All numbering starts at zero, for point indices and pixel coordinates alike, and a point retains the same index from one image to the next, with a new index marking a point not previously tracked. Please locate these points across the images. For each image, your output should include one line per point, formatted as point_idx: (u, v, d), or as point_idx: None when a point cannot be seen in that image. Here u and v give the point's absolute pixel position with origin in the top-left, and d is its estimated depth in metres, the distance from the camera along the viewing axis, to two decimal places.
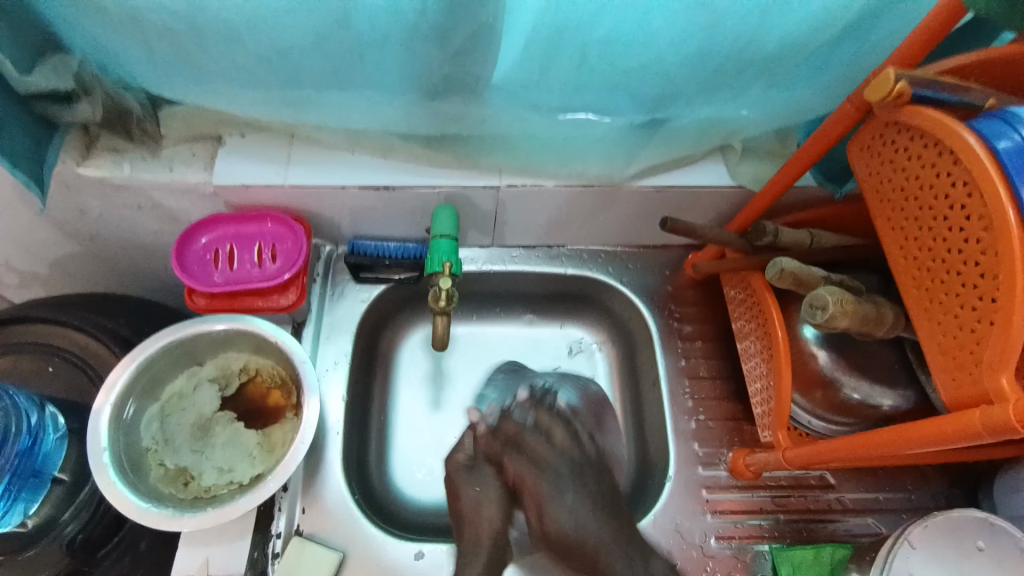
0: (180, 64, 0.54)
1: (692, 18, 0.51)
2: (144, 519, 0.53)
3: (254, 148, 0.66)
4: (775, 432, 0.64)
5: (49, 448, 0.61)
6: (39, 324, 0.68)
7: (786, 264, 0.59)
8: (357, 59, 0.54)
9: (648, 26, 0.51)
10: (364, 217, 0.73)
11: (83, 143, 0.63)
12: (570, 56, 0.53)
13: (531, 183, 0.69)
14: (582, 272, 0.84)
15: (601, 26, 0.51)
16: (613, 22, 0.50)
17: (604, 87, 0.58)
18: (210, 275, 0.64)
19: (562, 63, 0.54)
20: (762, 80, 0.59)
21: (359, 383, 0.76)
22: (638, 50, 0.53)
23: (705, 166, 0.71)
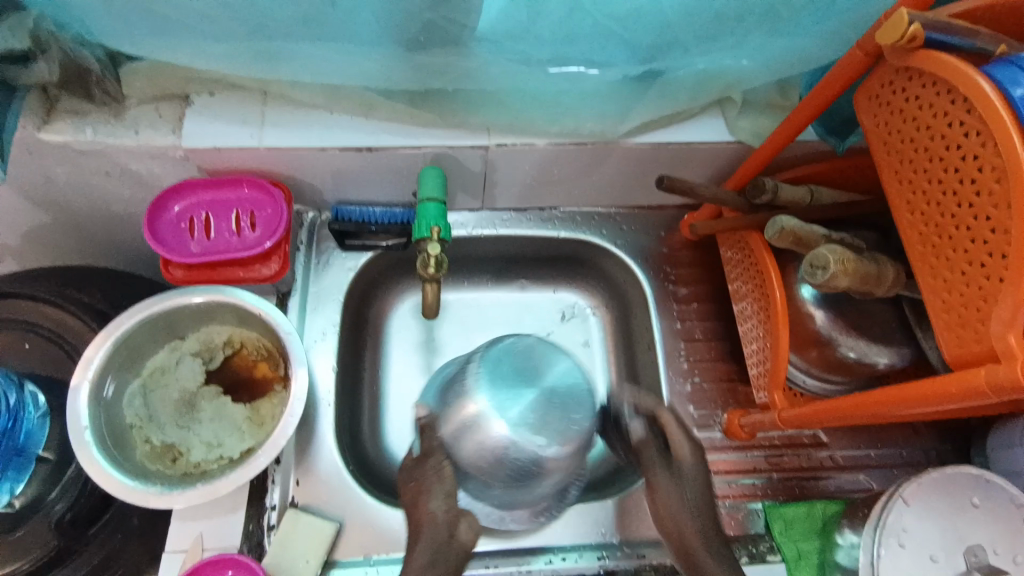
0: (146, 17, 0.50)
1: None
2: (130, 497, 0.51)
3: (225, 108, 0.62)
4: (771, 393, 0.63)
5: (31, 426, 0.60)
6: (10, 300, 0.65)
7: (786, 222, 0.57)
8: (330, 5, 0.50)
9: None
10: (345, 180, 0.69)
11: (42, 106, 0.59)
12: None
13: (520, 142, 0.65)
14: (575, 235, 0.82)
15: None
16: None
17: (598, 32, 0.55)
18: (186, 245, 0.61)
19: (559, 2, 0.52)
20: (765, 22, 0.56)
21: (349, 352, 0.74)
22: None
23: (702, 120, 0.68)
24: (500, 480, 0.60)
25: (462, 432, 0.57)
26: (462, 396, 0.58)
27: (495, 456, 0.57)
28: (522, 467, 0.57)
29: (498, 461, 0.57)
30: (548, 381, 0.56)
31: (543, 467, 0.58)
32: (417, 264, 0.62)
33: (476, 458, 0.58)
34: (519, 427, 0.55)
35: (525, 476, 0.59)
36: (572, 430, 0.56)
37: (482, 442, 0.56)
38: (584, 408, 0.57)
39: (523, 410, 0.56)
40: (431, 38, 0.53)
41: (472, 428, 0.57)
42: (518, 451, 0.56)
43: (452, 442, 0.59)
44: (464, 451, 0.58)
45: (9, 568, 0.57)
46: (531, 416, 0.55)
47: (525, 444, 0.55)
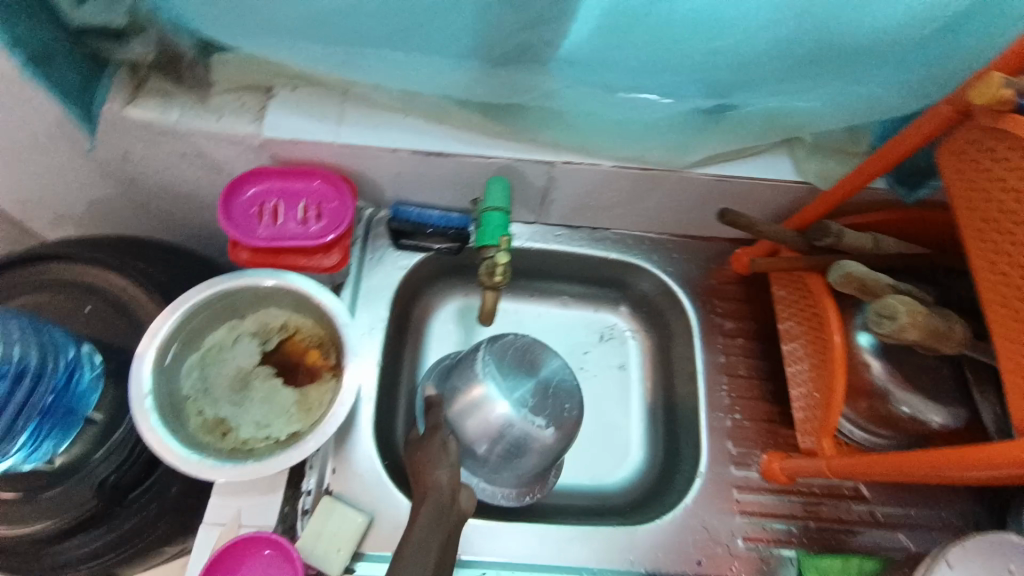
0: (241, 15, 0.52)
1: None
2: (186, 467, 0.54)
3: (305, 103, 0.64)
4: (819, 439, 0.63)
5: (84, 387, 0.61)
6: (76, 265, 0.67)
7: (852, 267, 0.58)
8: (430, 17, 0.51)
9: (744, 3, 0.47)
10: (407, 182, 0.70)
11: (131, 84, 0.61)
12: (655, 29, 0.50)
13: (586, 163, 0.65)
14: (624, 258, 0.82)
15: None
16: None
17: (685, 65, 0.54)
18: (253, 229, 0.63)
19: (653, 36, 0.51)
20: (848, 72, 0.55)
21: (392, 350, 0.75)
22: (732, 30, 0.50)
23: (769, 157, 0.68)
24: (494, 456, 0.67)
25: (470, 412, 0.65)
26: (471, 379, 0.67)
27: (495, 431, 0.65)
28: (515, 443, 0.66)
29: (496, 436, 0.65)
30: (544, 373, 0.67)
31: (534, 447, 0.66)
32: (480, 272, 0.64)
33: (480, 432, 0.65)
34: (519, 407, 0.65)
35: (514, 454, 0.66)
36: (563, 416, 0.67)
37: (486, 418, 0.65)
38: (573, 399, 0.68)
39: (524, 393, 0.65)
40: (521, 55, 0.54)
41: (478, 405, 0.65)
42: (514, 429, 0.65)
43: (459, 416, 0.66)
44: (469, 427, 0.66)
45: (44, 526, 0.58)
46: (530, 399, 0.65)
47: (522, 423, 0.64)
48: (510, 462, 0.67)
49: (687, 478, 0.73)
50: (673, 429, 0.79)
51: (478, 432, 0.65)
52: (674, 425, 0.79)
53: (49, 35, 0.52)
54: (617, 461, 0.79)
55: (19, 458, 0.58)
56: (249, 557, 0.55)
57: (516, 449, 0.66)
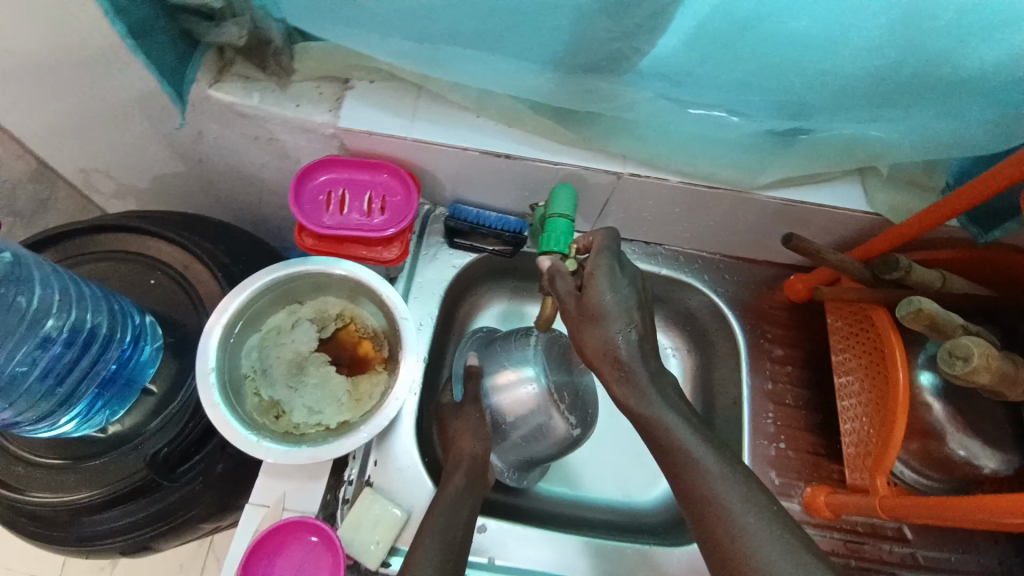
0: (341, 4, 0.53)
1: (896, 28, 0.46)
2: (241, 445, 0.54)
3: (380, 97, 0.65)
4: (873, 477, 0.61)
5: (143, 359, 0.62)
6: (142, 236, 0.69)
7: (924, 303, 0.55)
8: (527, 23, 0.51)
9: (854, 27, 0.46)
10: (469, 182, 0.71)
11: (217, 66, 0.62)
12: (756, 45, 0.49)
13: (653, 176, 0.65)
14: (674, 275, 0.81)
15: (804, 18, 0.46)
16: (819, 14, 0.45)
17: (776, 87, 0.53)
18: (320, 217, 0.64)
19: (754, 54, 0.50)
20: (935, 107, 0.54)
21: (437, 346, 0.76)
22: (833, 55, 0.49)
23: (840, 184, 0.67)
24: (513, 438, 0.70)
25: (511, 391, 0.70)
26: (516, 361, 0.71)
27: (527, 415, 0.70)
28: (537, 430, 0.70)
29: (522, 418, 0.70)
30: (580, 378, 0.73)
31: (556, 439, 0.70)
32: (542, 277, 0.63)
33: (510, 411, 0.70)
34: (555, 400, 0.70)
35: (534, 439, 0.70)
36: (585, 422, 0.72)
37: (524, 402, 0.70)
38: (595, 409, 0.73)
39: (561, 388, 0.71)
40: (609, 66, 0.54)
41: (513, 387, 0.70)
42: (538, 414, 0.70)
43: (494, 392, 0.70)
44: (501, 405, 0.70)
45: (87, 493, 0.59)
46: (564, 398, 0.71)
47: (556, 415, 0.70)
48: (524, 446, 0.70)
49: None
50: None
51: (508, 411, 0.70)
52: None
53: (147, 10, 0.54)
54: (652, 478, 0.78)
55: (73, 424, 0.58)
56: (295, 541, 0.56)
57: (535, 434, 0.70)
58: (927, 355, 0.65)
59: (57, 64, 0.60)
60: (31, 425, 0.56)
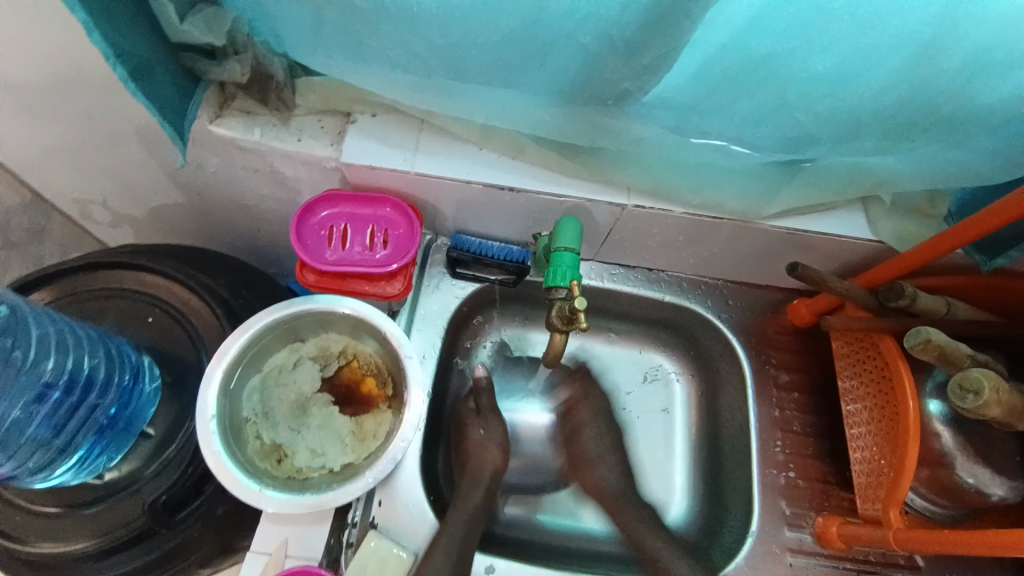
0: (350, 41, 0.53)
1: (906, 73, 0.46)
2: (243, 494, 0.54)
3: (382, 129, 0.64)
4: (885, 508, 0.60)
5: (142, 400, 0.60)
6: (137, 272, 0.67)
7: (933, 334, 0.55)
8: (538, 62, 0.52)
9: (864, 72, 0.46)
10: (472, 213, 0.70)
11: (218, 100, 0.62)
12: (771, 83, 0.49)
13: (659, 209, 0.65)
14: (679, 301, 0.80)
15: (816, 62, 0.46)
16: (835, 58, 0.45)
17: (787, 122, 0.53)
18: (322, 252, 0.63)
19: (765, 94, 0.50)
20: (941, 142, 0.54)
21: (441, 378, 0.75)
22: (841, 94, 0.49)
23: (843, 213, 0.66)
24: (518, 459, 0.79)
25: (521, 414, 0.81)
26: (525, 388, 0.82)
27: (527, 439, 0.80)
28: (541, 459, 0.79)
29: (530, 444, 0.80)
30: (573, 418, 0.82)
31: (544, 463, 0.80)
32: (551, 315, 0.63)
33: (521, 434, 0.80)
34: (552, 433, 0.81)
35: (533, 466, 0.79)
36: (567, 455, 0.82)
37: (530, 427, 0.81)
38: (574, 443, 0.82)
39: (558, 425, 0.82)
40: (618, 102, 0.55)
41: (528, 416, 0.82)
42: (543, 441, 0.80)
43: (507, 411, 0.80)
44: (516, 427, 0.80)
45: (81, 542, 0.57)
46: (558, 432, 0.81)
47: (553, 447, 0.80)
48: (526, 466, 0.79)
49: (737, 536, 0.71)
50: (718, 483, 0.77)
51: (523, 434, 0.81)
52: (719, 480, 0.77)
53: (151, 49, 0.51)
54: (660, 508, 0.77)
55: (72, 474, 0.56)
56: None
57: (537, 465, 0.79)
58: (935, 383, 0.65)
59: (56, 98, 0.59)
60: (28, 477, 0.54)
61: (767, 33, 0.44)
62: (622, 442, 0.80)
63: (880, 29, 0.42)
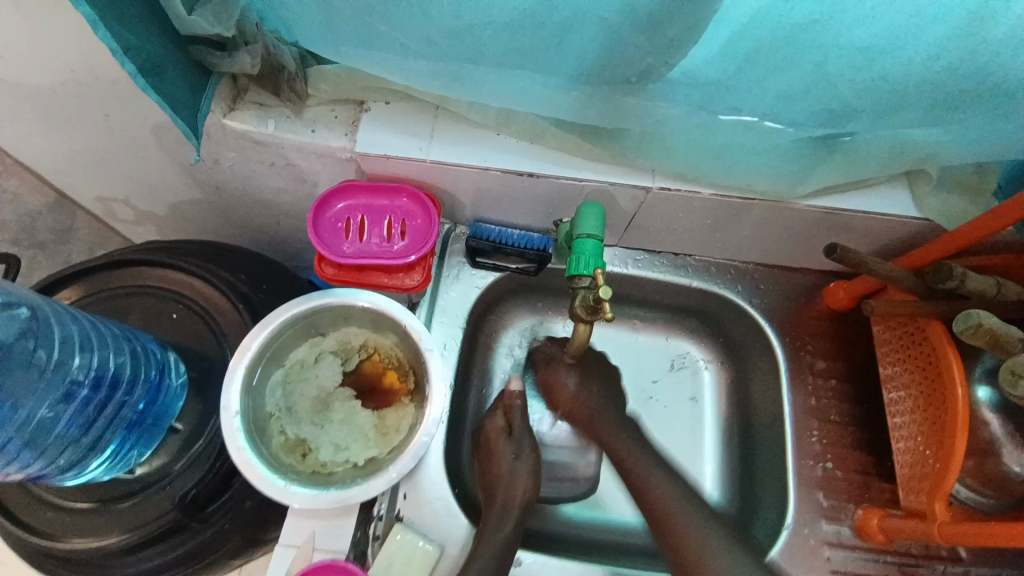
0: (360, 27, 0.51)
1: (958, 40, 0.42)
2: (268, 490, 0.54)
3: (397, 118, 0.62)
4: (929, 500, 0.58)
5: (168, 397, 0.61)
6: (159, 269, 0.67)
7: (985, 318, 0.52)
8: (556, 42, 0.50)
9: (909, 41, 0.43)
10: (490, 201, 0.68)
11: (231, 94, 0.61)
12: (806, 54, 0.45)
13: (684, 191, 0.62)
14: (706, 286, 0.78)
15: (857, 31, 0.43)
16: (878, 26, 0.42)
17: (825, 96, 0.50)
18: (339, 245, 0.62)
19: (799, 67, 0.47)
20: (995, 114, 0.50)
21: (463, 369, 0.74)
22: (883, 64, 0.45)
23: (883, 191, 0.63)
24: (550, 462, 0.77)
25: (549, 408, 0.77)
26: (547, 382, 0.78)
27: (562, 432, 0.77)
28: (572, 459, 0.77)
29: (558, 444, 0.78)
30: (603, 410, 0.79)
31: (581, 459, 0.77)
32: (574, 305, 0.60)
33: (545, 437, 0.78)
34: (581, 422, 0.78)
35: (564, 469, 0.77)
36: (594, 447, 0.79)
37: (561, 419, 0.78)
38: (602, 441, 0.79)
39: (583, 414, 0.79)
40: (641, 81, 0.52)
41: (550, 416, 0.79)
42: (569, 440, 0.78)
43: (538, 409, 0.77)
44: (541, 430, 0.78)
45: (115, 537, 0.58)
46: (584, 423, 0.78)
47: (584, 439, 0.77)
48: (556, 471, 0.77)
49: (771, 528, 0.69)
50: (751, 474, 0.74)
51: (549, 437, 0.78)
52: (752, 471, 0.75)
53: (162, 45, 0.51)
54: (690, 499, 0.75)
55: (103, 468, 0.57)
56: None
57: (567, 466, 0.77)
58: (983, 368, 0.61)
59: (72, 97, 0.59)
60: (59, 474, 0.55)
61: (803, 0, 0.41)
62: (648, 431, 0.79)
63: None
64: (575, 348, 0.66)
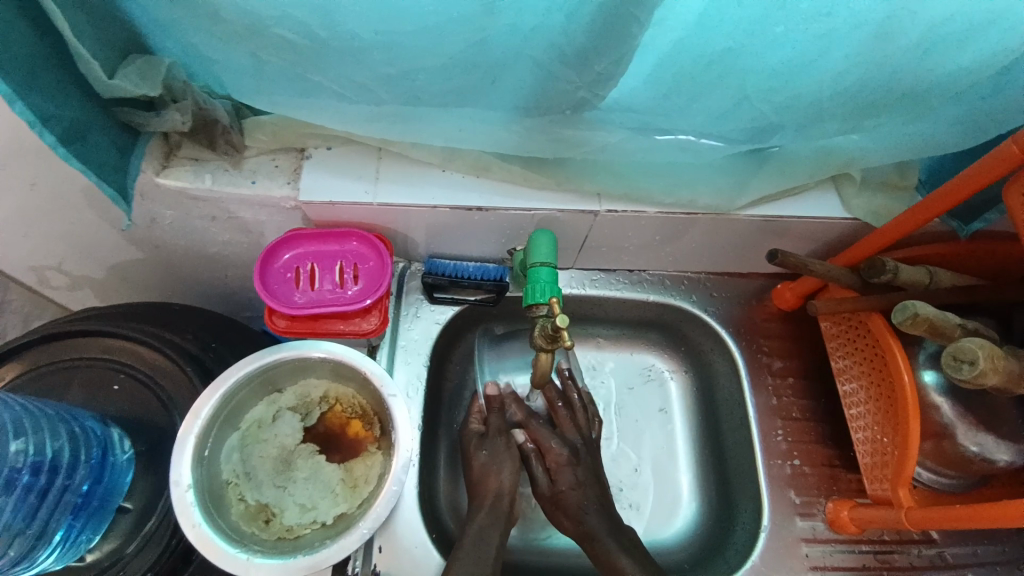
0: (292, 79, 0.51)
1: (866, 54, 0.45)
2: (231, 565, 0.52)
3: (339, 163, 0.62)
4: (894, 488, 0.59)
5: (116, 474, 0.57)
6: (100, 339, 0.63)
7: (920, 308, 0.54)
8: (491, 81, 0.51)
9: (820, 61, 0.46)
10: (442, 236, 0.68)
11: (163, 150, 0.59)
12: (728, 77, 0.47)
13: (632, 211, 0.64)
14: (663, 299, 0.79)
15: (772, 53, 0.45)
16: (792, 48, 0.44)
17: (751, 114, 0.52)
18: (291, 295, 0.61)
19: (722, 90, 0.49)
20: (904, 117, 0.53)
21: (431, 408, 0.73)
22: (801, 82, 0.48)
23: (816, 194, 0.66)
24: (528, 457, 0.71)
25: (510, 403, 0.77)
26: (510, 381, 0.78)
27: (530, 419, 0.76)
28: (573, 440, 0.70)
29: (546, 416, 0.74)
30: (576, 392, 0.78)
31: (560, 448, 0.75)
32: (534, 334, 0.60)
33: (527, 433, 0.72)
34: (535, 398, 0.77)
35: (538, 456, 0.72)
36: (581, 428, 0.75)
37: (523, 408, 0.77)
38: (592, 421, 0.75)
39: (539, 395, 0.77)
40: (577, 111, 0.53)
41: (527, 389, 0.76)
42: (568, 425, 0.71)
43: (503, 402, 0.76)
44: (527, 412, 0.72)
45: None
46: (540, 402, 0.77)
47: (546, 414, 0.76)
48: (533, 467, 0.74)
49: (750, 533, 0.70)
50: (726, 479, 0.75)
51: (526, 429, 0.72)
52: (726, 477, 0.75)
53: (83, 111, 0.49)
54: (671, 513, 0.76)
55: (53, 558, 0.53)
56: None
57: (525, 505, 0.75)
58: (927, 354, 0.63)
59: None
60: (8, 569, 0.51)
61: (720, 28, 0.43)
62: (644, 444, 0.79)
63: (836, 12, 0.41)
64: (539, 377, 0.65)
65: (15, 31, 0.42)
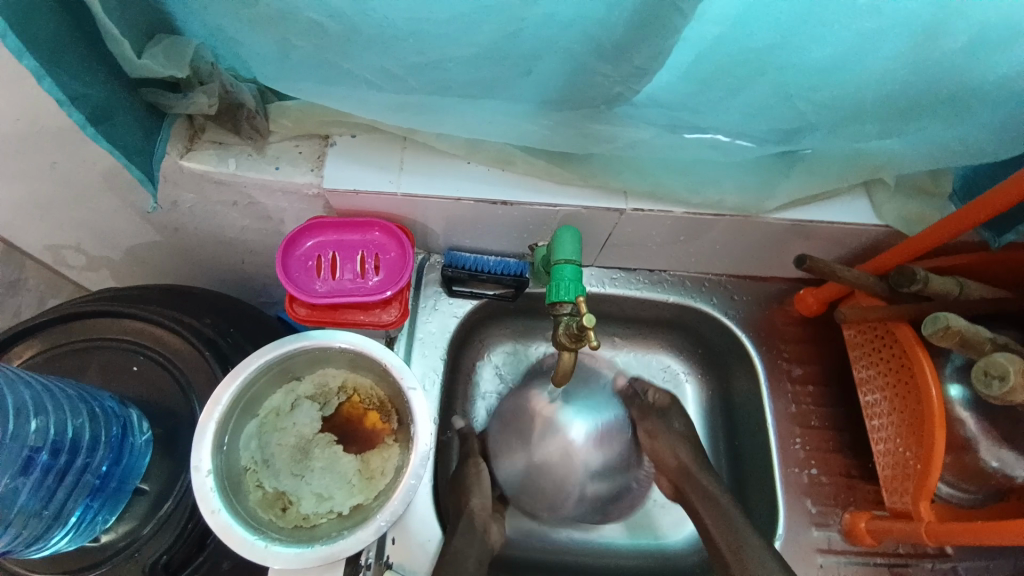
0: (320, 64, 0.50)
1: (912, 56, 0.44)
2: (248, 552, 0.51)
3: (363, 151, 0.61)
4: (916, 501, 0.58)
5: (134, 457, 0.57)
6: (119, 321, 0.63)
7: (952, 320, 0.53)
8: (523, 72, 0.50)
9: (863, 61, 0.44)
10: (463, 228, 0.67)
11: (187, 132, 0.58)
12: (766, 76, 0.46)
13: (658, 210, 0.62)
14: (683, 300, 0.78)
15: (817, 50, 0.44)
16: (836, 46, 0.43)
17: (788, 114, 0.51)
18: (311, 284, 0.60)
19: (760, 88, 0.48)
20: (945, 123, 0.52)
21: (446, 401, 0.73)
22: (843, 82, 0.47)
23: (846, 199, 0.64)
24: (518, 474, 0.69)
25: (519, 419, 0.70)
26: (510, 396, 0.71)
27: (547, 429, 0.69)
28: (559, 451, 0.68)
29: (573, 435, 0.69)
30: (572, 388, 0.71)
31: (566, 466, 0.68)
32: (558, 332, 0.59)
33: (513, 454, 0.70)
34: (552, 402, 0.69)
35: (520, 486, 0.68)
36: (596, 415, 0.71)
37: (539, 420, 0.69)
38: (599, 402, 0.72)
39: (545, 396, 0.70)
40: (610, 106, 0.53)
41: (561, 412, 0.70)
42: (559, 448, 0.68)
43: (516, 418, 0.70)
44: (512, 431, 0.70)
45: None
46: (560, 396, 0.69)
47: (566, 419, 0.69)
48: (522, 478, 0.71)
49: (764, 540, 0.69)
50: (741, 484, 0.75)
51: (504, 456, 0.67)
52: (741, 484, 0.75)
53: (111, 91, 0.48)
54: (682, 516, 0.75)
55: (69, 539, 0.53)
56: None
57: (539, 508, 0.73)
58: (954, 366, 0.63)
59: (14, 149, 0.56)
60: (24, 549, 0.51)
61: (763, 25, 0.41)
62: None
63: (885, 11, 0.40)
64: (558, 377, 0.63)
65: (46, 8, 0.42)
